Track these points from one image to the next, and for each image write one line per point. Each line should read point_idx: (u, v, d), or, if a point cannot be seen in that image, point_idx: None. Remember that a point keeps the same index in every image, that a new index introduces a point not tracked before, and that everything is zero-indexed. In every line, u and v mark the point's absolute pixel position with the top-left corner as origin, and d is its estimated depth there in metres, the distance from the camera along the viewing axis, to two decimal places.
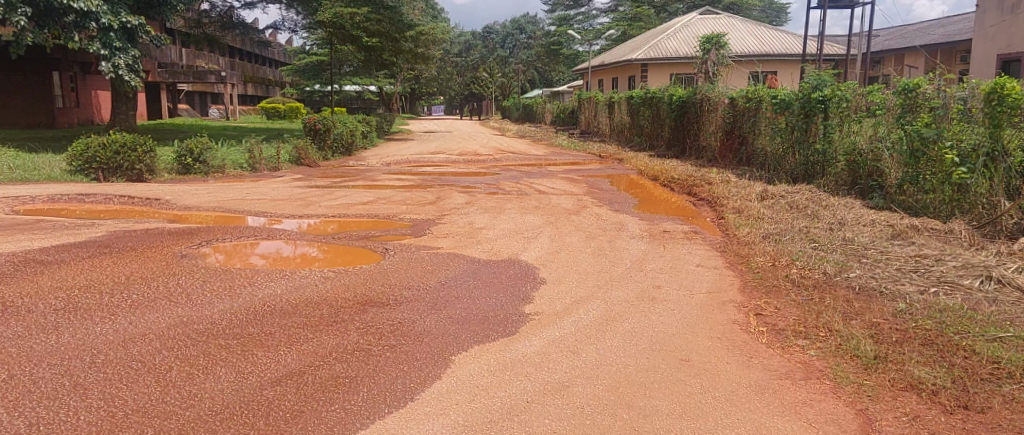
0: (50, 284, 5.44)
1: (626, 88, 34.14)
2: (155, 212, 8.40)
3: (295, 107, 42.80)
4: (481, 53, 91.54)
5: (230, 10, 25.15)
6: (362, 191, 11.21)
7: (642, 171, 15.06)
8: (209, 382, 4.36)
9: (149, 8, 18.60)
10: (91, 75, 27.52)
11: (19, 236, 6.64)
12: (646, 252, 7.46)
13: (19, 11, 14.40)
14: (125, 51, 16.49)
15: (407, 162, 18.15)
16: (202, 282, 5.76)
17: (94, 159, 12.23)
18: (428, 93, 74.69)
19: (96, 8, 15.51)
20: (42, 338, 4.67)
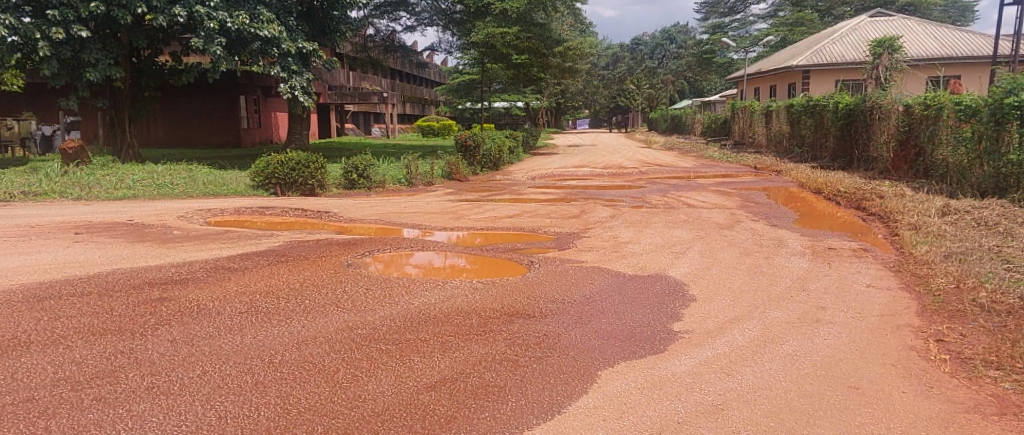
0: (235, 289, 6.01)
1: (785, 96, 32.85)
2: (324, 224, 9.06)
3: (448, 125, 45.00)
4: (628, 65, 90.42)
5: (392, 34, 26.78)
6: (508, 204, 11.52)
7: (802, 184, 14.37)
8: (371, 385, 4.62)
9: (321, 34, 20.45)
10: (273, 98, 30.22)
11: (213, 245, 7.44)
12: (807, 270, 7.05)
13: (215, 41, 16.11)
14: (300, 74, 18.07)
15: (551, 176, 18.49)
16: (366, 290, 6.12)
17: (273, 176, 13.31)
18: (574, 105, 75.97)
19: (279, 35, 17.05)
20: (230, 337, 5.16)
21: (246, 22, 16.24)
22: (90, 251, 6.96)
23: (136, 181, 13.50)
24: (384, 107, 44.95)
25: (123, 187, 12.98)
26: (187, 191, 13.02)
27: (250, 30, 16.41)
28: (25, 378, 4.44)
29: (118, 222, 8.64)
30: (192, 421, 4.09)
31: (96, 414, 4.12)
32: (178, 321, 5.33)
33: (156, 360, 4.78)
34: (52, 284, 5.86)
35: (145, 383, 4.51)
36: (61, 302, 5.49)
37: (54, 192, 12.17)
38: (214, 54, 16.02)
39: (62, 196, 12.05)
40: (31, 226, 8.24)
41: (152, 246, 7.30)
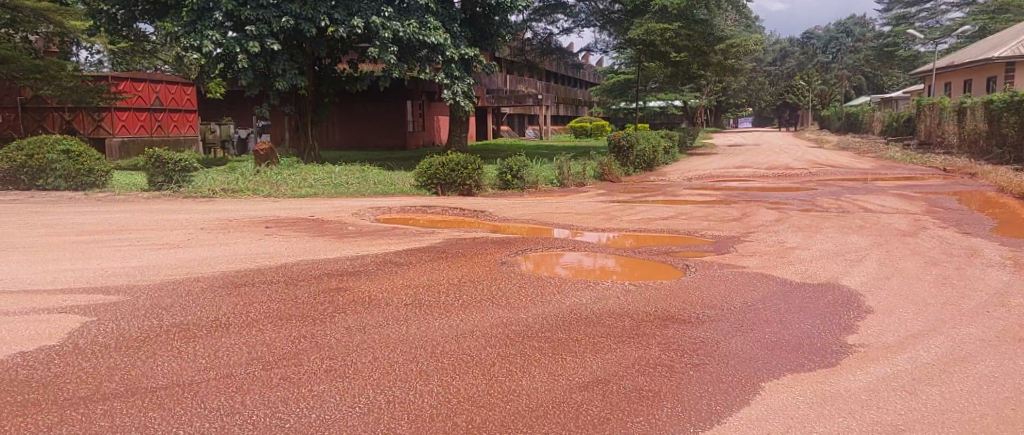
0: (401, 282, 6.36)
1: (985, 91, 30.51)
2: (480, 223, 9.36)
3: (601, 125, 45.55)
4: (800, 59, 85.18)
5: (549, 37, 27.14)
6: (663, 206, 11.39)
7: (1003, 188, 12.94)
8: (526, 381, 4.69)
9: (483, 40, 21.31)
10: (437, 104, 32.11)
11: (381, 241, 7.90)
12: (1009, 283, 6.33)
13: (390, 49, 17.32)
14: (463, 79, 19.20)
15: (709, 177, 18.11)
16: (520, 287, 6.26)
17: (435, 176, 13.95)
18: (735, 104, 73.96)
19: (444, 42, 18.11)
20: (397, 327, 5.47)
21: (416, 29, 17.40)
22: (278, 243, 7.65)
23: (315, 180, 14.66)
24: (539, 109, 46.30)
25: (305, 185, 14.17)
26: (360, 190, 14.02)
27: (420, 37, 17.53)
28: (226, 355, 4.95)
29: (299, 217, 9.44)
30: (364, 404, 4.36)
31: (282, 392, 4.51)
32: (351, 310, 5.71)
33: (333, 345, 5.17)
34: (246, 272, 6.50)
35: (324, 366, 4.87)
36: (253, 288, 6.08)
37: (248, 189, 13.55)
38: (389, 62, 17.29)
39: (255, 193, 13.41)
40: (231, 219, 9.19)
41: (330, 240, 7.90)
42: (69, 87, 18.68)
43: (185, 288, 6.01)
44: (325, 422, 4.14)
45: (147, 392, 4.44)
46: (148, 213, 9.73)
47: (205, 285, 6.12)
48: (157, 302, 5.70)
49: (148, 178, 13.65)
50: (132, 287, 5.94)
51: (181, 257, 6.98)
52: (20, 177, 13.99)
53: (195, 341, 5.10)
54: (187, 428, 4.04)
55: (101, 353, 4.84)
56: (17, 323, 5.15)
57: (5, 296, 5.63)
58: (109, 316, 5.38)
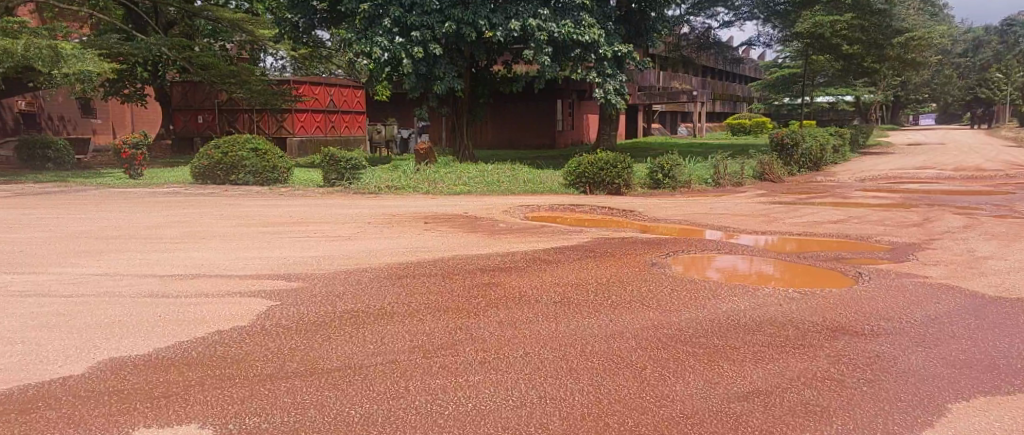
0: (548, 280, 6.42)
1: None
2: (629, 222, 9.31)
3: (761, 121, 43.69)
4: (998, 49, 75.30)
5: (707, 31, 27.18)
6: (832, 208, 10.81)
7: None
8: (679, 387, 4.54)
9: (637, 37, 21.60)
10: (586, 103, 33.02)
11: (531, 238, 8.07)
12: None
13: (544, 50, 18.04)
14: (614, 77, 19.39)
15: (885, 179, 16.84)
16: (671, 291, 6.12)
17: (584, 176, 14.03)
18: (916, 98, 67.68)
19: (598, 40, 18.52)
20: (547, 324, 5.52)
21: (570, 29, 17.94)
22: (436, 238, 8.01)
23: (470, 178, 15.21)
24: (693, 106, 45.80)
25: (460, 184, 14.75)
26: (511, 188, 14.34)
27: (575, 35, 18.00)
28: (390, 342, 5.26)
29: (455, 214, 9.84)
30: (517, 397, 4.43)
31: (441, 381, 4.69)
32: (503, 306, 5.85)
33: (487, 338, 5.31)
34: (407, 265, 6.82)
35: (479, 357, 5.02)
36: (415, 280, 6.39)
37: (408, 186, 14.29)
38: (543, 64, 18.02)
39: (414, 190, 14.08)
40: (392, 214, 9.73)
41: (482, 237, 8.16)
42: (255, 90, 21.18)
43: (354, 277, 6.43)
44: (480, 412, 4.24)
45: (322, 373, 4.78)
46: (323, 207, 10.55)
47: (371, 275, 6.52)
48: (331, 289, 6.14)
49: (325, 176, 14.69)
50: (309, 275, 6.44)
51: (350, 248, 7.49)
52: (216, 174, 15.58)
53: (364, 327, 5.47)
54: (359, 408, 4.30)
55: (281, 334, 5.29)
56: (214, 304, 5.74)
57: (205, 279, 6.31)
58: (290, 301, 5.85)
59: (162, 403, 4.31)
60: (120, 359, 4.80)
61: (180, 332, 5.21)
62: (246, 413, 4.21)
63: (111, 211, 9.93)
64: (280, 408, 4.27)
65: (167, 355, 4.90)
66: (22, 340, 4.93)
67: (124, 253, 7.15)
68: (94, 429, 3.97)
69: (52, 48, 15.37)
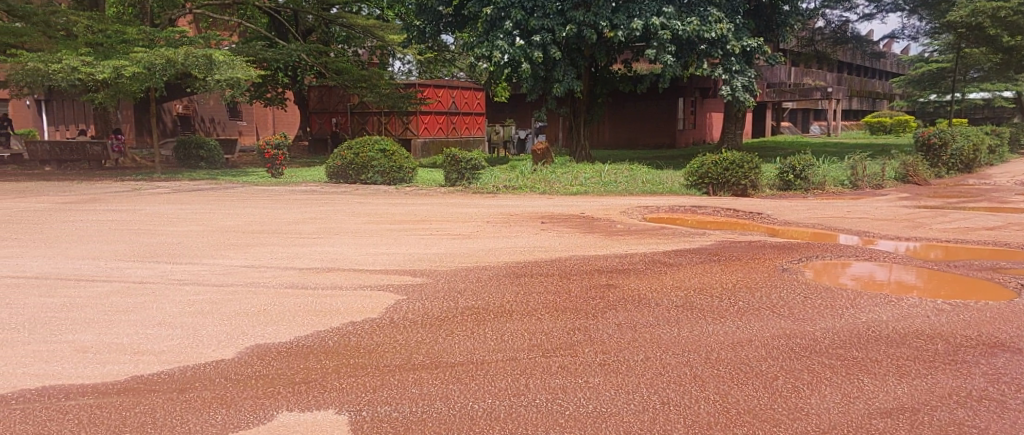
0: (669, 283, 6.32)
1: None
2: (756, 225, 9.02)
3: (904, 120, 41.54)
4: None
5: (844, 24, 25.95)
6: (989, 214, 10.03)
7: None
8: (814, 399, 4.29)
9: (768, 30, 21.92)
10: (709, 101, 34.04)
11: (651, 240, 8.02)
12: None
13: (666, 50, 18.21)
14: (743, 72, 19.37)
15: None
16: (803, 298, 5.86)
17: (706, 175, 13.82)
18: None
19: (727, 35, 18.49)
20: (668, 328, 5.41)
21: (697, 27, 17.95)
22: (554, 238, 8.09)
23: (586, 178, 15.18)
24: (827, 103, 44.24)
25: (577, 183, 14.87)
26: (629, 189, 14.35)
27: (701, 32, 18.08)
28: (510, 339, 5.33)
29: (573, 214, 9.92)
30: (639, 402, 4.34)
31: (562, 381, 4.69)
32: (622, 308, 5.80)
33: (607, 340, 5.27)
34: (524, 264, 6.90)
35: (599, 359, 4.99)
36: (531, 279, 6.44)
37: (526, 186, 14.53)
38: (665, 62, 18.14)
39: (532, 190, 14.35)
40: (511, 214, 9.91)
41: (600, 238, 8.16)
42: (385, 94, 22.35)
43: (475, 275, 6.57)
44: (602, 415, 4.18)
45: (447, 366, 4.91)
46: (444, 205, 10.87)
47: (491, 273, 6.64)
48: (453, 285, 6.31)
49: (446, 175, 15.25)
50: (434, 271, 6.64)
51: (471, 246, 7.69)
52: (349, 173, 16.49)
53: (484, 324, 5.58)
54: (481, 403, 4.38)
55: (407, 328, 5.51)
56: (346, 296, 6.05)
57: (339, 272, 6.65)
58: (415, 296, 6.07)
59: (302, 389, 4.56)
60: (264, 346, 5.16)
61: (317, 323, 5.56)
62: (377, 402, 4.39)
63: (258, 206, 10.71)
64: (408, 399, 4.42)
65: (307, 344, 5.22)
66: (180, 325, 5.40)
67: (268, 246, 7.68)
68: (244, 410, 4.26)
69: (207, 58, 16.78)
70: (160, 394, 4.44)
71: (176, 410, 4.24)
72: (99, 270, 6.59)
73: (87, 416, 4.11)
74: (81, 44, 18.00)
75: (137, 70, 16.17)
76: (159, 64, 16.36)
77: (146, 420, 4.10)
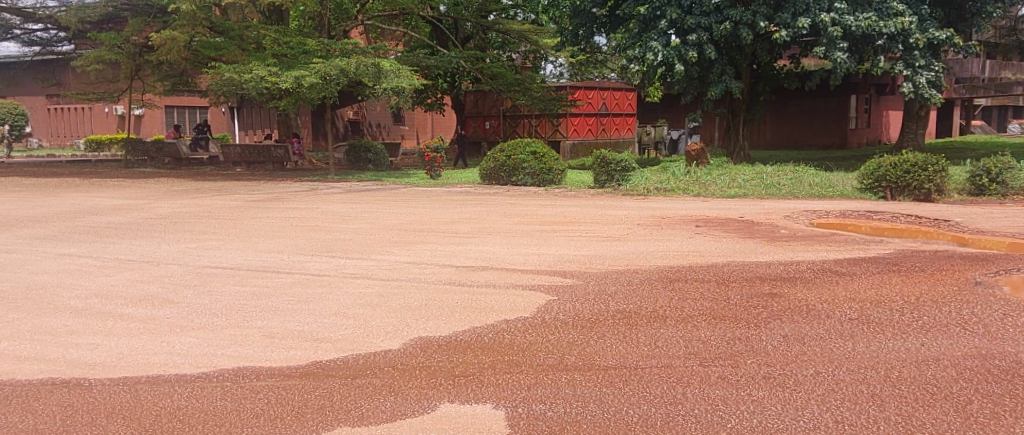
0: (843, 294, 5.95)
1: None
2: (944, 233, 8.29)
3: None
4: None
5: None
6: None
7: None
8: (1020, 428, 3.76)
9: (960, 21, 20.37)
10: (886, 99, 33.01)
11: (819, 246, 7.64)
12: None
13: (838, 47, 17.73)
14: (929, 67, 18.47)
15: None
16: (1002, 316, 5.30)
17: (884, 178, 13.12)
18: None
19: (911, 27, 17.84)
20: (842, 343, 5.06)
21: (873, 22, 17.37)
22: (710, 242, 7.92)
23: (745, 180, 14.91)
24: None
25: (735, 186, 14.48)
26: (794, 191, 13.83)
27: (879, 28, 17.53)
28: (665, 346, 5.20)
29: (730, 218, 9.65)
30: (809, 419, 3.99)
31: (722, 391, 4.45)
32: (788, 318, 5.54)
33: (771, 352, 5.00)
34: (679, 268, 6.81)
35: (762, 372, 4.71)
36: (688, 285, 6.33)
37: (679, 189, 14.38)
38: (837, 59, 17.67)
39: (685, 192, 14.22)
40: (662, 216, 9.81)
41: (760, 243, 7.87)
42: (537, 97, 23.40)
43: (626, 278, 6.54)
44: (768, 430, 3.89)
45: (600, 370, 4.87)
46: (594, 208, 10.89)
47: (642, 277, 6.57)
48: (603, 288, 6.31)
49: (595, 177, 15.56)
50: (584, 273, 6.68)
51: (621, 249, 7.67)
52: (501, 175, 17.03)
53: (638, 328, 5.50)
54: (637, 409, 4.25)
55: (559, 328, 5.56)
56: (501, 295, 6.22)
57: (492, 271, 6.84)
58: (567, 297, 6.14)
59: (462, 382, 4.71)
60: (428, 338, 5.42)
61: (473, 319, 5.76)
62: (533, 400, 4.42)
63: (418, 206, 11.24)
64: (563, 399, 4.42)
65: (464, 338, 5.42)
66: (353, 316, 5.82)
67: (428, 244, 8.06)
68: (409, 399, 4.44)
69: (375, 66, 18.08)
70: (334, 379, 4.73)
71: (348, 396, 4.48)
72: (282, 262, 7.22)
73: (274, 396, 4.46)
74: (269, 57, 19.30)
75: (316, 80, 17.51)
76: (334, 73, 17.72)
77: (325, 403, 4.36)
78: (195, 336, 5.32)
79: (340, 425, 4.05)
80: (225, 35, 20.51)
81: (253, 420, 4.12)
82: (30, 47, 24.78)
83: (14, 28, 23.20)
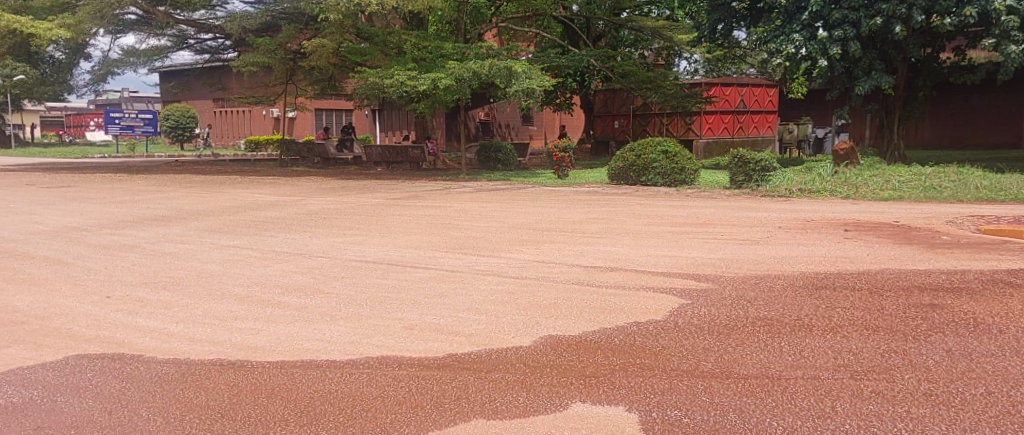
0: (1020, 308, 5.38)
1: None
2: None
3: None
4: None
5: None
6: None
7: None
8: None
9: None
10: None
11: (988, 256, 6.94)
12: None
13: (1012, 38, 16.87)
14: None
15: None
16: None
17: None
18: None
19: None
20: (1019, 361, 4.54)
21: None
22: (859, 248, 7.45)
23: (901, 182, 13.92)
24: None
25: (889, 188, 13.54)
26: (957, 195, 12.74)
27: None
28: (811, 356, 4.89)
29: (884, 222, 9.04)
30: None
31: (876, 406, 4.06)
32: (952, 332, 5.07)
33: (933, 367, 4.57)
34: (825, 275, 6.47)
35: (923, 388, 4.29)
36: (836, 293, 5.99)
37: (826, 190, 13.70)
38: (1009, 51, 16.65)
39: (833, 194, 13.52)
40: (806, 219, 9.37)
41: (919, 250, 7.31)
42: (669, 94, 23.01)
43: (766, 283, 6.29)
44: None
45: (739, 378, 4.61)
46: (731, 209, 10.56)
47: (785, 283, 6.30)
48: (741, 294, 6.10)
49: (732, 177, 15.26)
50: (718, 277, 6.51)
51: (761, 252, 7.40)
52: (630, 174, 16.91)
53: (781, 337, 5.23)
54: (780, 419, 3.95)
55: (694, 333, 5.39)
56: (629, 296, 6.16)
57: (618, 272, 6.82)
58: (701, 301, 5.98)
59: (593, 382, 4.64)
60: (558, 336, 5.44)
61: (602, 320, 5.71)
62: (666, 405, 4.22)
63: (549, 206, 11.32)
64: (700, 406, 4.18)
65: (597, 338, 5.39)
66: (485, 311, 5.96)
67: (555, 243, 8.13)
68: (541, 396, 4.42)
69: (508, 69, 18.36)
70: (468, 372, 4.82)
71: (482, 389, 4.55)
72: (420, 258, 7.53)
73: (415, 385, 4.61)
74: (410, 60, 20.30)
75: (450, 82, 18.20)
76: (468, 77, 18.29)
77: (461, 395, 4.45)
78: (344, 325, 5.65)
79: (474, 418, 4.09)
80: (370, 40, 21.79)
81: (396, 407, 4.27)
82: (201, 55, 27.37)
83: (189, 38, 25.45)
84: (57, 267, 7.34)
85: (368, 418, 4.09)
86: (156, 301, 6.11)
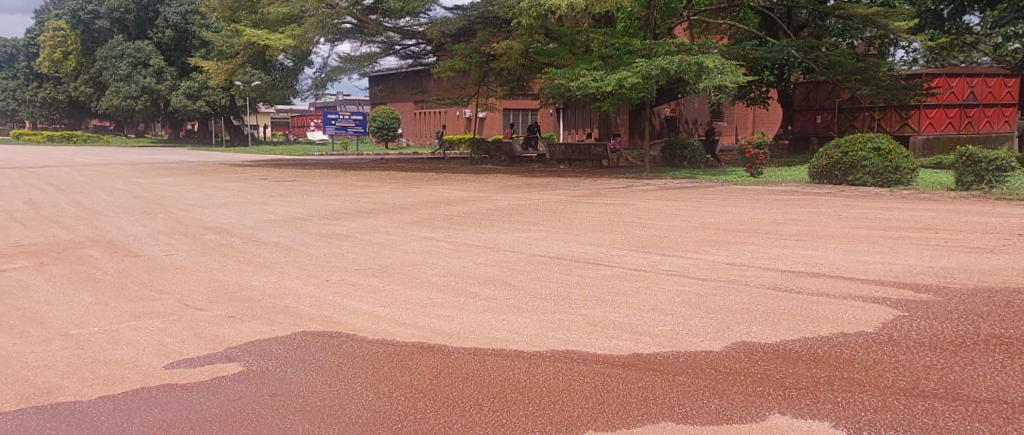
0: None
1: None
2: None
3: None
4: None
5: None
6: None
7: None
8: None
9: None
10: None
11: None
12: None
13: None
14: None
15: None
16: None
17: None
18: None
19: None
20: None
21: None
22: None
23: None
24: None
25: None
26: None
27: None
28: None
29: None
30: None
31: None
32: None
33: None
34: None
35: None
36: None
37: None
38: None
39: None
40: None
41: None
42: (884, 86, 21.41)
43: (1002, 299, 5.56)
44: None
45: (968, 401, 4.04)
46: (956, 214, 9.47)
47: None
48: (970, 309, 5.45)
49: (958, 177, 13.80)
50: (941, 288, 5.89)
51: (997, 263, 6.58)
52: (834, 173, 15.93)
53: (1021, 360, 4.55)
54: None
55: (912, 349, 4.87)
56: (834, 304, 5.74)
57: (827, 278, 6.41)
58: (920, 314, 5.43)
59: (797, 393, 4.30)
60: (752, 342, 5.16)
61: (805, 328, 5.35)
62: (880, 424, 3.79)
63: (742, 206, 10.87)
64: (921, 428, 3.71)
65: (799, 347, 5.04)
66: (673, 312, 5.81)
67: (747, 245, 7.81)
68: (737, 403, 4.18)
69: (698, 64, 17.89)
70: (653, 373, 4.69)
71: (671, 392, 4.39)
72: (603, 255, 7.57)
73: (602, 382, 4.58)
74: (596, 58, 20.66)
75: (637, 80, 18.09)
76: (656, 73, 18.10)
77: (647, 396, 4.32)
78: (531, 317, 5.79)
79: (662, 420, 3.95)
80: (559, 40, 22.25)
81: (582, 401, 4.26)
82: (404, 60, 29.42)
83: (395, 44, 27.66)
84: (286, 252, 8.24)
85: (556, 410, 4.12)
86: (366, 285, 6.67)
